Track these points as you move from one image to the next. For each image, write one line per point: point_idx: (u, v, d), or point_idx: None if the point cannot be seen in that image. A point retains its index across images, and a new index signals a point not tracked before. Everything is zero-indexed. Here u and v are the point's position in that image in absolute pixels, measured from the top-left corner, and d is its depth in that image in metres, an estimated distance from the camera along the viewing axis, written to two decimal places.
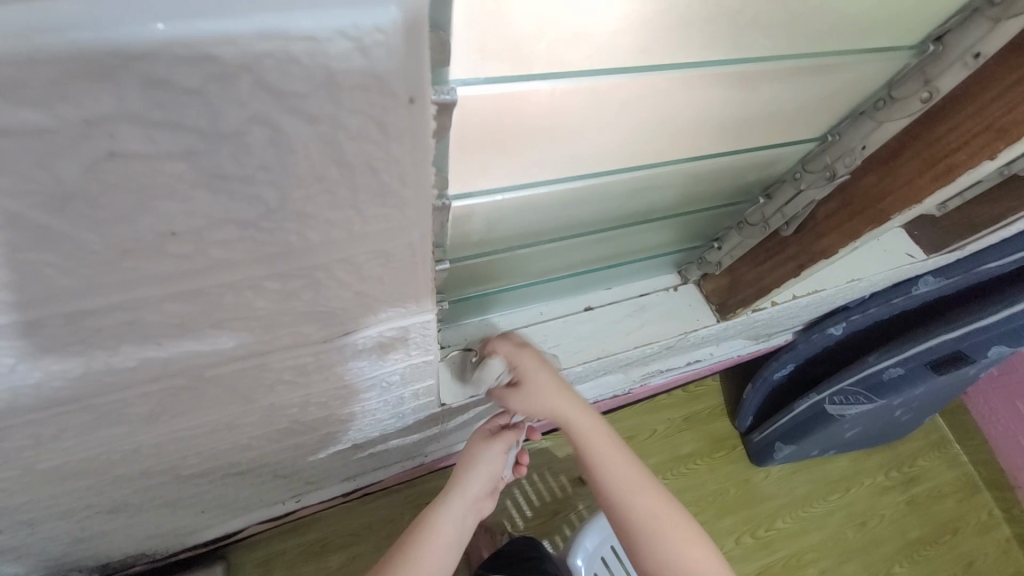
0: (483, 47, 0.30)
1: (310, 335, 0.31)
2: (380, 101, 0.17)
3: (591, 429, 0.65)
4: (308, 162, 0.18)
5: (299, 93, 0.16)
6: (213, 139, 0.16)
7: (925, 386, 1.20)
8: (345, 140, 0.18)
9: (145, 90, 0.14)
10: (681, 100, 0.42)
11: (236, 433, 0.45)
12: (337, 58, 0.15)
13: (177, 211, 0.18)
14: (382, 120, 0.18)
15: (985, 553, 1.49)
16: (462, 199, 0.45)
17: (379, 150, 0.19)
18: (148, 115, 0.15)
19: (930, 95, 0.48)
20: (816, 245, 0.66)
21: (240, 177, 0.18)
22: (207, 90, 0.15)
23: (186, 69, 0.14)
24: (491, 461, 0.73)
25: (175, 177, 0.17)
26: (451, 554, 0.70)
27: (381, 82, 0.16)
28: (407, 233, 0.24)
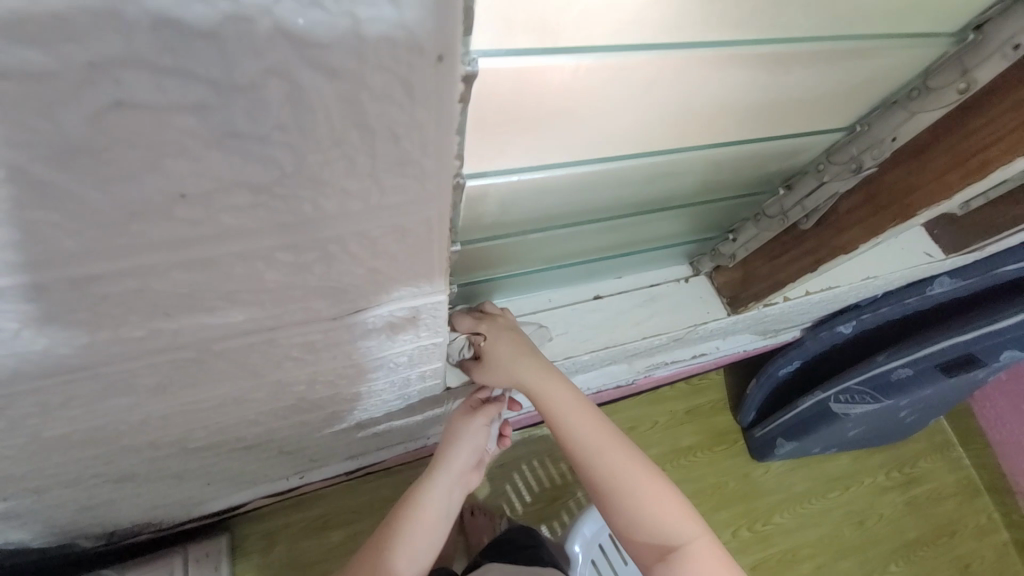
0: (507, 17, 0.29)
1: (321, 312, 0.30)
2: (407, 59, 0.16)
3: (563, 406, 0.63)
4: (326, 123, 0.17)
5: (323, 44, 0.15)
6: (227, 91, 0.15)
7: (934, 389, 1.19)
8: (367, 99, 0.17)
9: (155, 31, 0.13)
10: (707, 81, 0.41)
11: (242, 408, 0.44)
12: (365, 9, 0.14)
13: (187, 170, 0.18)
14: (408, 79, 0.17)
15: (981, 556, 1.50)
16: (477, 178, 0.44)
17: (401, 112, 0.18)
18: (158, 62, 0.14)
19: (967, 87, 0.46)
20: (835, 240, 0.64)
21: (255, 137, 0.17)
22: (223, 36, 0.14)
23: (200, 9, 0.13)
24: (474, 435, 0.71)
25: (186, 132, 0.16)
26: (438, 528, 0.71)
27: (410, 36, 0.15)
28: (424, 208, 0.23)
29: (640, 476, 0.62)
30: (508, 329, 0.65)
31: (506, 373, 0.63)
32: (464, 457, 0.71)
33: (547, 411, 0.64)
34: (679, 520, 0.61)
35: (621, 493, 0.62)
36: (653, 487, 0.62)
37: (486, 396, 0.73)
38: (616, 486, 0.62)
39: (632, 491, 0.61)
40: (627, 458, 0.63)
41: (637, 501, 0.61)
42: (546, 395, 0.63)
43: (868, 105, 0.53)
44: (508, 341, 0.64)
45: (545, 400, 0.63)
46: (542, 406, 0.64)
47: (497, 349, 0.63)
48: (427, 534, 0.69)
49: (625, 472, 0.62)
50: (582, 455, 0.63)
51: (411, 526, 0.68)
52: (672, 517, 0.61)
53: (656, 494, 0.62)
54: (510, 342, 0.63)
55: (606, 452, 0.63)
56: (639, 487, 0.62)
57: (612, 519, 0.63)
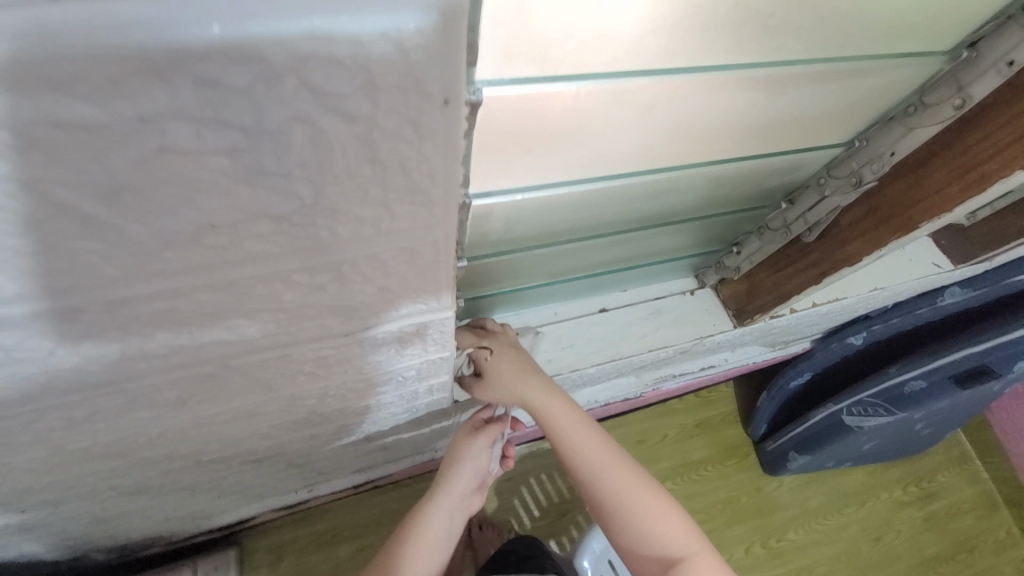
0: (509, 48, 0.30)
1: (333, 328, 0.32)
2: (416, 102, 0.17)
3: (564, 422, 0.63)
4: (343, 160, 0.19)
5: (341, 94, 0.16)
6: (256, 136, 0.17)
7: (949, 402, 1.16)
8: (380, 139, 0.18)
9: (197, 89, 0.15)
10: (704, 103, 0.42)
11: (255, 422, 0.46)
12: (379, 63, 0.16)
13: (217, 204, 0.19)
14: (417, 120, 0.18)
15: (1003, 573, 1.46)
16: (482, 198, 0.45)
17: (412, 149, 0.19)
18: (197, 113, 0.16)
19: (963, 102, 0.47)
20: (839, 253, 0.65)
21: (279, 174, 0.18)
22: (256, 89, 0.15)
23: (235, 69, 0.15)
24: (476, 456, 0.70)
25: (218, 171, 0.18)
26: (438, 549, 0.71)
27: (419, 84, 0.17)
28: (432, 231, 0.24)
29: (644, 492, 0.62)
30: (509, 348, 0.64)
31: (508, 390, 0.63)
32: (466, 479, 0.71)
33: (548, 427, 0.64)
34: (682, 535, 0.61)
35: (624, 508, 0.62)
36: (653, 502, 0.62)
37: (489, 416, 0.72)
38: (617, 500, 0.62)
39: (632, 505, 0.62)
40: (629, 473, 0.63)
41: (639, 516, 0.61)
42: (549, 412, 0.63)
43: (867, 121, 0.53)
44: (509, 359, 0.63)
45: (547, 418, 0.63)
46: (543, 422, 0.64)
47: (500, 369, 0.62)
48: (430, 553, 0.70)
49: (627, 487, 0.62)
50: (584, 470, 0.64)
51: (415, 546, 0.69)
52: (674, 532, 0.61)
53: (657, 508, 0.62)
54: (514, 360, 0.63)
55: (608, 467, 0.63)
56: (642, 503, 0.62)
57: (614, 532, 0.64)
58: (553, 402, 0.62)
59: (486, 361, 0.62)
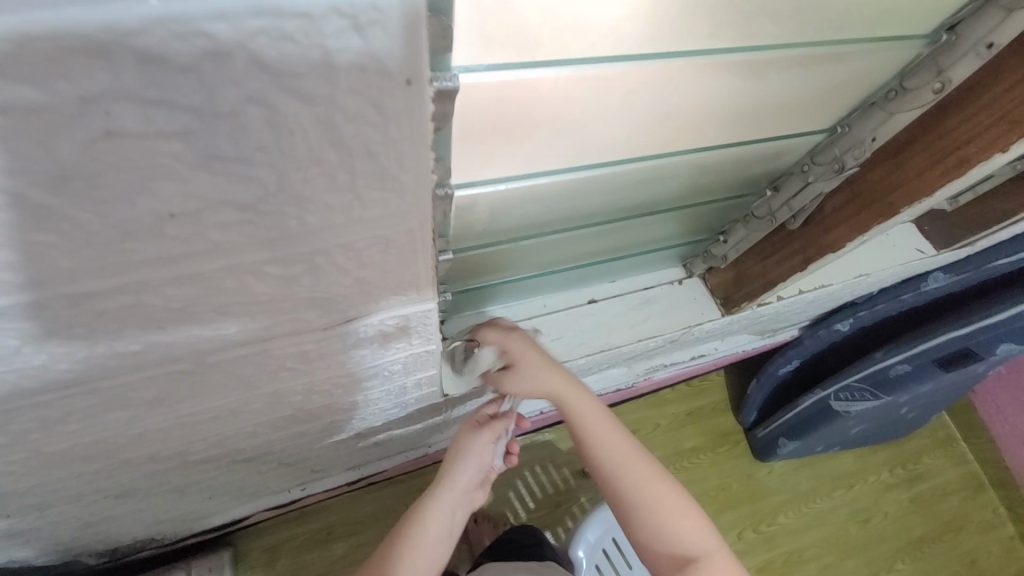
0: (486, 33, 0.30)
1: (312, 322, 0.31)
2: (377, 83, 0.17)
3: (588, 418, 0.64)
4: (305, 143, 0.18)
5: (297, 73, 0.16)
6: (209, 119, 0.16)
7: (933, 384, 1.19)
8: (343, 122, 0.18)
9: (141, 68, 0.14)
10: (690, 88, 0.42)
11: (240, 420, 0.45)
12: (336, 39, 0.15)
13: (175, 192, 0.19)
14: (379, 101, 0.18)
15: (987, 551, 1.50)
16: (466, 188, 0.45)
17: (379, 132, 0.19)
18: (144, 94, 0.15)
19: (942, 86, 0.47)
20: (824, 239, 0.65)
21: (238, 159, 0.18)
22: (203, 69, 0.15)
23: (180, 46, 0.14)
24: (480, 452, 0.71)
25: (173, 157, 0.17)
26: (439, 548, 0.70)
27: (379, 63, 0.16)
28: (405, 219, 0.24)
29: (666, 491, 0.63)
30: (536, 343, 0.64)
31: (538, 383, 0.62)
32: (469, 475, 0.71)
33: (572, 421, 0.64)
34: (698, 534, 0.62)
35: (643, 507, 0.62)
36: (672, 503, 0.62)
37: (494, 412, 0.73)
38: (637, 500, 0.62)
39: (653, 504, 0.62)
40: (650, 473, 0.63)
41: (658, 515, 0.62)
42: (574, 407, 0.64)
43: (848, 106, 0.54)
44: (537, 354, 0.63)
45: (572, 412, 0.64)
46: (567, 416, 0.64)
47: (531, 360, 0.62)
48: (429, 551, 0.69)
49: (647, 487, 0.63)
50: (605, 468, 0.64)
51: (415, 542, 0.68)
52: (692, 532, 0.62)
53: (675, 508, 0.62)
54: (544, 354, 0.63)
55: (629, 465, 0.63)
56: (661, 502, 0.62)
57: (632, 529, 0.64)
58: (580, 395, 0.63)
59: (515, 352, 0.62)
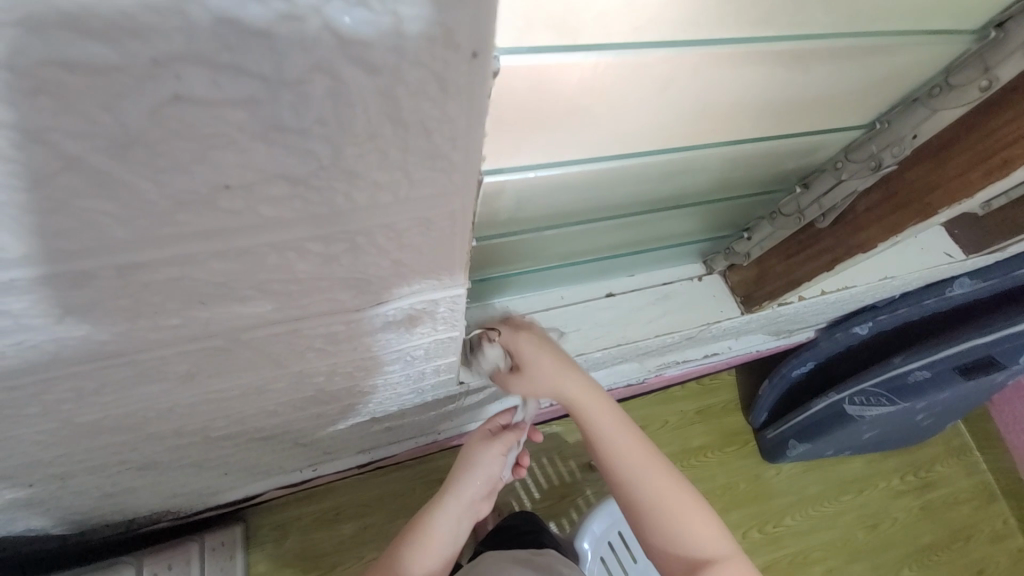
0: (529, 16, 0.29)
1: (344, 303, 0.31)
2: (443, 55, 0.17)
3: (599, 418, 0.64)
4: (364, 118, 0.18)
5: (366, 41, 0.15)
6: (275, 87, 0.16)
7: (952, 392, 1.16)
8: (403, 94, 0.18)
9: (213, 28, 0.14)
10: (726, 79, 0.41)
11: (263, 399, 0.46)
12: (410, 8, 0.15)
13: (232, 163, 0.18)
14: (442, 75, 0.17)
15: (997, 562, 1.47)
16: (495, 174, 0.44)
17: (438, 109, 0.18)
18: (215, 58, 0.15)
19: (990, 84, 0.45)
20: (853, 239, 0.63)
21: (297, 130, 0.18)
22: (276, 33, 0.14)
23: (256, 9, 0.14)
24: (489, 463, 0.71)
25: (234, 126, 0.17)
26: (441, 553, 0.71)
27: (449, 34, 0.16)
28: (450, 200, 0.24)
29: (679, 493, 0.63)
30: (546, 341, 0.63)
31: (547, 383, 0.62)
32: (477, 487, 0.72)
33: (583, 423, 0.64)
34: (714, 538, 0.62)
35: (661, 513, 0.62)
36: (688, 508, 0.62)
37: (506, 424, 0.74)
38: (655, 506, 0.62)
39: (667, 505, 0.62)
40: (668, 479, 0.63)
41: (675, 520, 0.62)
42: (587, 408, 0.64)
43: (889, 101, 0.52)
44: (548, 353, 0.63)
45: (583, 413, 0.64)
46: (578, 417, 0.64)
47: (543, 363, 0.62)
48: (434, 554, 0.70)
49: (665, 492, 0.62)
50: (623, 475, 0.63)
51: (420, 544, 0.69)
52: (709, 535, 0.62)
53: (692, 513, 0.62)
54: (554, 353, 0.62)
55: (648, 473, 0.63)
56: (678, 508, 0.62)
57: (647, 534, 0.63)
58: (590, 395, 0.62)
59: (524, 352, 0.62)
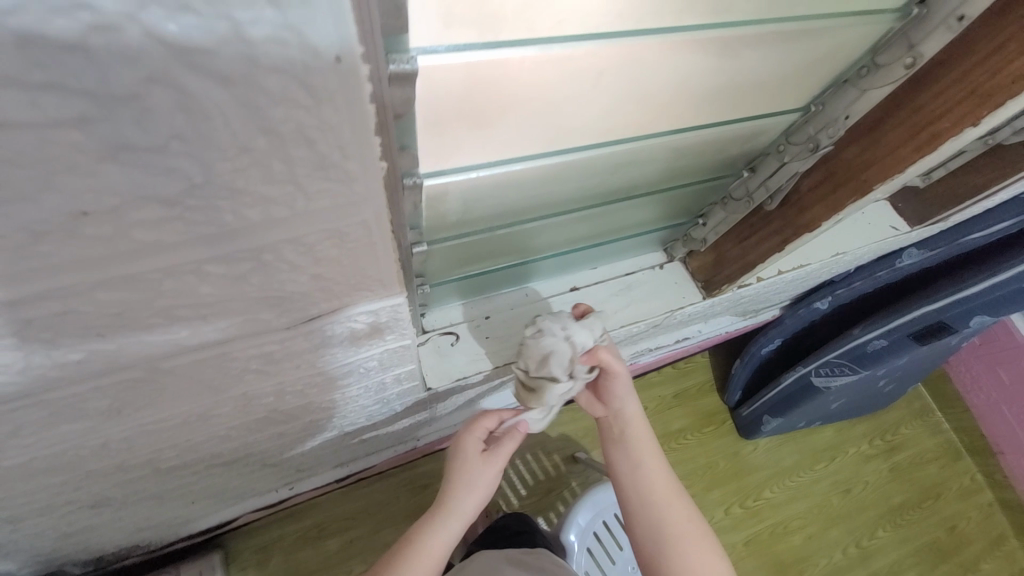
0: (446, 11, 0.28)
1: (271, 322, 0.30)
2: (302, 60, 0.16)
3: (640, 443, 0.70)
4: (227, 129, 0.18)
5: (206, 48, 0.15)
6: (107, 103, 0.15)
7: (909, 356, 1.21)
8: (269, 105, 0.17)
9: (21, 48, 0.13)
10: (662, 70, 0.41)
11: (211, 426, 0.44)
12: (254, 10, 0.15)
13: (84, 187, 0.18)
14: (308, 81, 0.17)
15: (968, 517, 1.54)
16: (435, 177, 0.43)
17: (314, 116, 0.18)
18: (26, 78, 0.14)
19: (914, 61, 0.47)
20: (799, 219, 0.65)
21: (151, 148, 0.17)
22: (90, 44, 0.14)
23: (60, 22, 0.13)
24: (488, 473, 0.68)
25: (76, 149, 0.16)
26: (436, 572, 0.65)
27: (302, 38, 0.15)
28: (361, 209, 0.24)
29: (697, 534, 0.67)
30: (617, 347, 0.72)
31: (615, 389, 0.70)
32: (473, 501, 0.68)
33: (624, 444, 0.71)
34: None
35: (672, 542, 0.66)
36: (695, 544, 0.66)
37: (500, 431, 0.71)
38: (667, 535, 0.66)
39: (684, 540, 0.66)
40: (686, 514, 0.68)
41: (682, 552, 0.65)
42: (633, 432, 0.71)
43: (821, 84, 0.53)
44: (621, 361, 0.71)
45: (629, 434, 0.71)
46: (621, 439, 0.71)
47: (618, 378, 0.69)
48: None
49: (681, 525, 0.67)
50: (646, 498, 0.68)
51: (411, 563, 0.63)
52: None
53: (699, 551, 0.66)
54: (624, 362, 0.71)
55: (668, 501, 0.68)
56: (694, 544, 0.66)
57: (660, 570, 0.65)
58: (638, 416, 0.71)
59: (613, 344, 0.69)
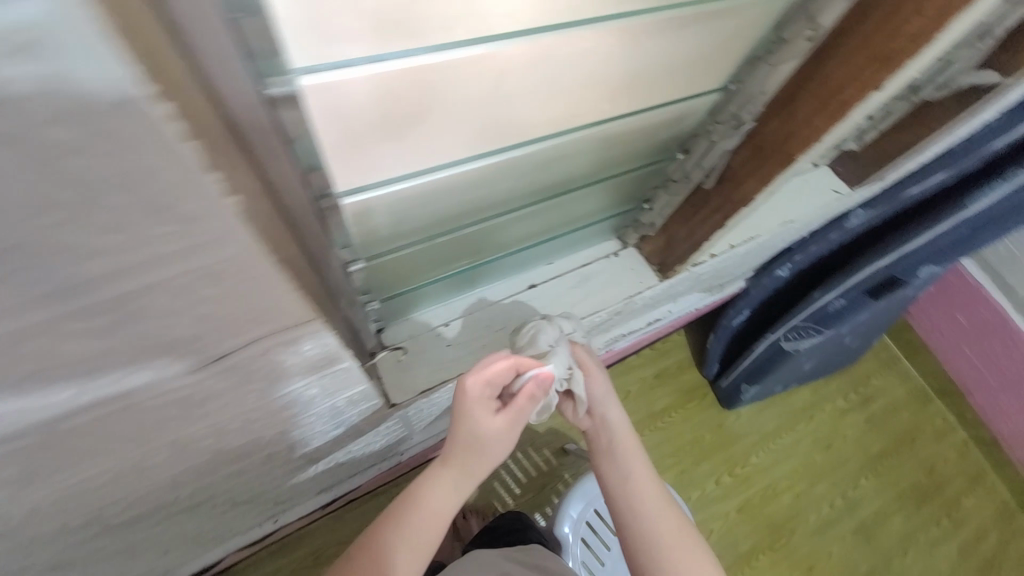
0: (320, 30, 0.27)
1: (168, 367, 0.29)
2: (85, 107, 0.15)
3: (625, 451, 0.71)
4: (27, 186, 0.17)
5: None
6: None
7: (869, 311, 1.26)
8: (68, 157, 0.17)
9: None
10: (575, 67, 0.42)
11: (149, 475, 0.43)
12: (2, 64, 0.14)
13: None
14: (100, 126, 0.16)
15: (945, 458, 1.61)
16: (355, 194, 0.42)
17: (131, 158, 0.18)
18: None
19: (814, 33, 0.49)
20: (735, 194, 0.66)
21: None
22: None
23: None
24: (492, 432, 0.58)
25: None
26: (421, 546, 0.56)
27: (70, 84, 0.15)
28: (225, 246, 0.23)
29: (688, 541, 0.66)
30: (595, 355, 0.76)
31: (595, 396, 0.73)
32: (483, 463, 0.59)
33: (607, 452, 0.72)
34: None
35: (660, 548, 0.65)
36: (685, 547, 0.65)
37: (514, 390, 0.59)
38: (656, 541, 0.65)
39: (672, 546, 0.65)
40: (675, 523, 0.67)
41: (671, 557, 0.64)
42: (618, 441, 0.72)
43: (734, 63, 0.55)
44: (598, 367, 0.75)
45: (613, 443, 0.72)
46: (606, 447, 0.73)
47: (595, 380, 0.72)
48: (422, 543, 0.57)
49: (670, 533, 0.66)
50: (633, 504, 0.68)
51: (405, 529, 0.56)
52: None
53: (690, 555, 0.65)
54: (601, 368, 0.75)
55: (656, 508, 0.68)
56: (683, 550, 0.65)
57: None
58: (621, 425, 0.73)
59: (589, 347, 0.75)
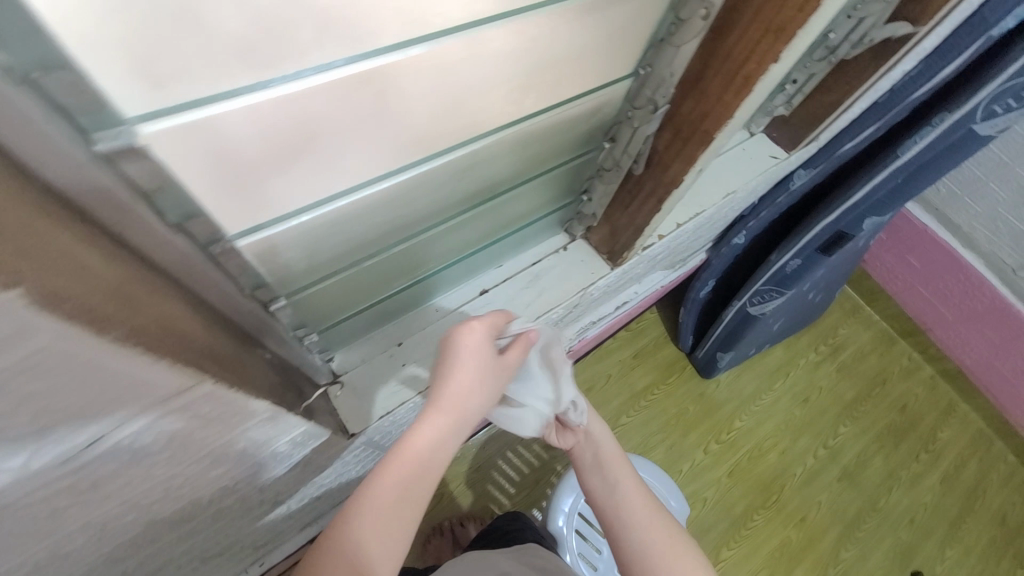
0: (146, 74, 0.25)
1: (33, 463, 0.27)
2: None
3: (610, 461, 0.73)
4: None
5: None
6: None
7: (824, 267, 1.29)
8: None
9: None
10: (474, 67, 0.40)
11: (72, 560, 0.40)
12: None
13: None
14: None
15: (915, 395, 1.67)
16: (251, 234, 0.40)
17: None
18: None
19: (707, 11, 0.48)
20: (666, 176, 0.66)
21: None
22: None
23: None
24: (487, 382, 0.58)
25: None
26: (406, 513, 0.52)
27: None
28: (33, 336, 0.22)
29: (677, 544, 0.66)
30: None
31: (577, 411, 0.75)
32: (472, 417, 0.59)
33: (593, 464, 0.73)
34: None
35: (650, 555, 0.65)
36: (674, 550, 0.65)
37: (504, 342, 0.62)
38: (647, 550, 0.65)
39: (663, 550, 0.65)
40: (663, 527, 0.67)
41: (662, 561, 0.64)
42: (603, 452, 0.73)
43: (638, 48, 0.54)
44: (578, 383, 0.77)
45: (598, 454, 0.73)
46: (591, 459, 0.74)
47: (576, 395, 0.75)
48: (412, 517, 0.52)
49: (659, 537, 0.66)
50: (622, 512, 0.68)
51: (397, 508, 0.51)
52: None
53: (680, 557, 0.65)
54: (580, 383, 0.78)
55: (647, 516, 0.68)
56: (674, 553, 0.65)
57: None
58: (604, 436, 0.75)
59: None
